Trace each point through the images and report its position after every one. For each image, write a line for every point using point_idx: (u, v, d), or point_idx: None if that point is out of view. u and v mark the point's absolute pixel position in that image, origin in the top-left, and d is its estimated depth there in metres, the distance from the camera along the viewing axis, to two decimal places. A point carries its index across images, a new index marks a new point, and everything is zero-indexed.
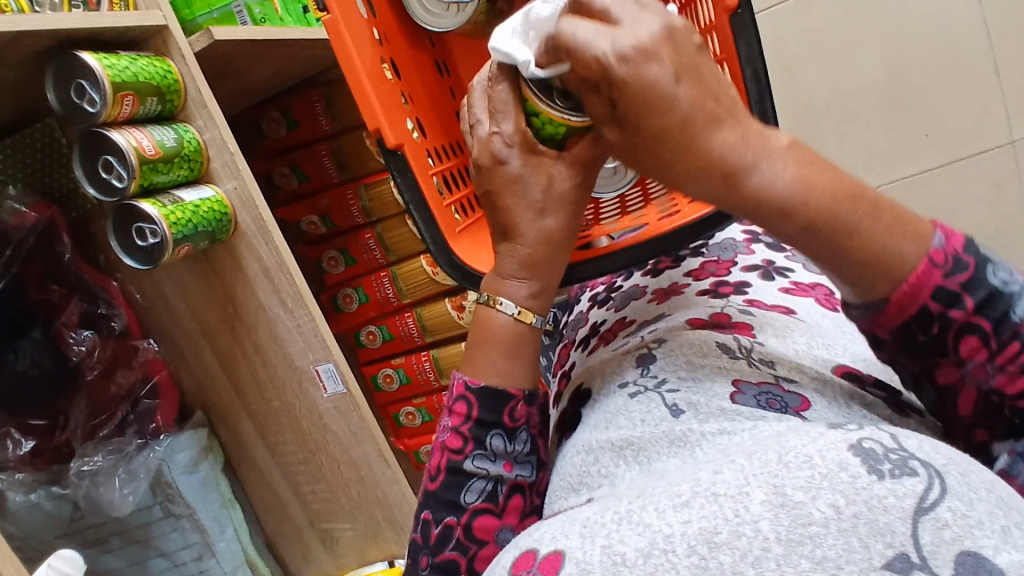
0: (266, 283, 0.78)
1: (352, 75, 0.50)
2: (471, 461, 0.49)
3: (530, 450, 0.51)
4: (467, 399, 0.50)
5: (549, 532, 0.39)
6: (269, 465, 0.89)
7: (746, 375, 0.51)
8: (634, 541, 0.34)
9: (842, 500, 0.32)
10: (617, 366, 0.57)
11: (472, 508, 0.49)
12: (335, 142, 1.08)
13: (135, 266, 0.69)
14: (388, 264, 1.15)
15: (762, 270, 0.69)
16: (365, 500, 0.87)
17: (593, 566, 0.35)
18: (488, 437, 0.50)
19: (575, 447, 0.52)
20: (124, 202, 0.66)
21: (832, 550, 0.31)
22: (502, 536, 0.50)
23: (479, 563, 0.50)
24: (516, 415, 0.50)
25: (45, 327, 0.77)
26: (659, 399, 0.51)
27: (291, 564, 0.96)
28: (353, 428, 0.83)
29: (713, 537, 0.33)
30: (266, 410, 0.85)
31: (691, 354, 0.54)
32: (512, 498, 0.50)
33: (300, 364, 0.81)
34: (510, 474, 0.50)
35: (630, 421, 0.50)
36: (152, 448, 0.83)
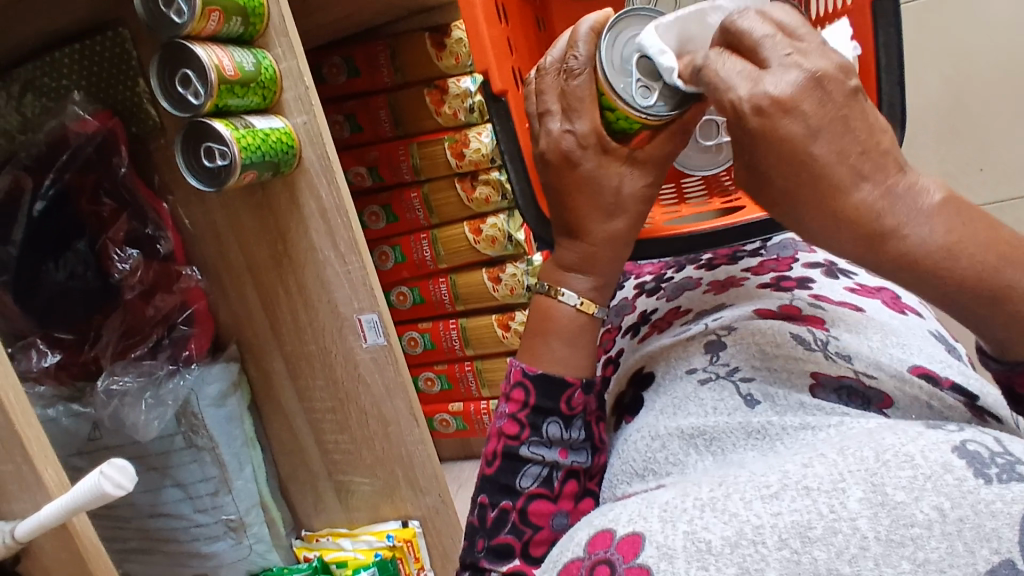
0: (321, 224, 0.76)
1: (468, 12, 0.48)
2: (526, 447, 0.46)
3: (588, 435, 0.48)
4: (523, 386, 0.47)
5: (625, 514, 0.38)
6: (294, 409, 0.88)
7: (824, 368, 0.49)
8: (720, 530, 0.34)
9: (947, 503, 0.31)
10: (683, 352, 0.56)
11: (527, 493, 0.46)
12: (394, 96, 1.07)
13: (199, 187, 0.68)
14: (429, 226, 1.13)
15: (824, 269, 0.67)
16: (388, 457, 0.86)
17: (677, 552, 0.34)
18: (544, 423, 0.46)
19: (640, 430, 0.51)
20: (197, 120, 0.64)
21: (935, 553, 0.30)
22: (558, 521, 0.47)
23: (534, 549, 0.46)
24: (573, 403, 0.47)
25: (91, 240, 0.77)
26: (732, 388, 0.50)
27: (301, 512, 0.95)
28: (388, 382, 0.81)
29: (807, 532, 0.32)
30: (301, 353, 0.84)
31: (763, 343, 0.52)
32: (567, 484, 0.47)
33: (343, 310, 0.79)
34: (565, 461, 0.47)
35: (700, 408, 0.50)
36: (182, 376, 0.82)
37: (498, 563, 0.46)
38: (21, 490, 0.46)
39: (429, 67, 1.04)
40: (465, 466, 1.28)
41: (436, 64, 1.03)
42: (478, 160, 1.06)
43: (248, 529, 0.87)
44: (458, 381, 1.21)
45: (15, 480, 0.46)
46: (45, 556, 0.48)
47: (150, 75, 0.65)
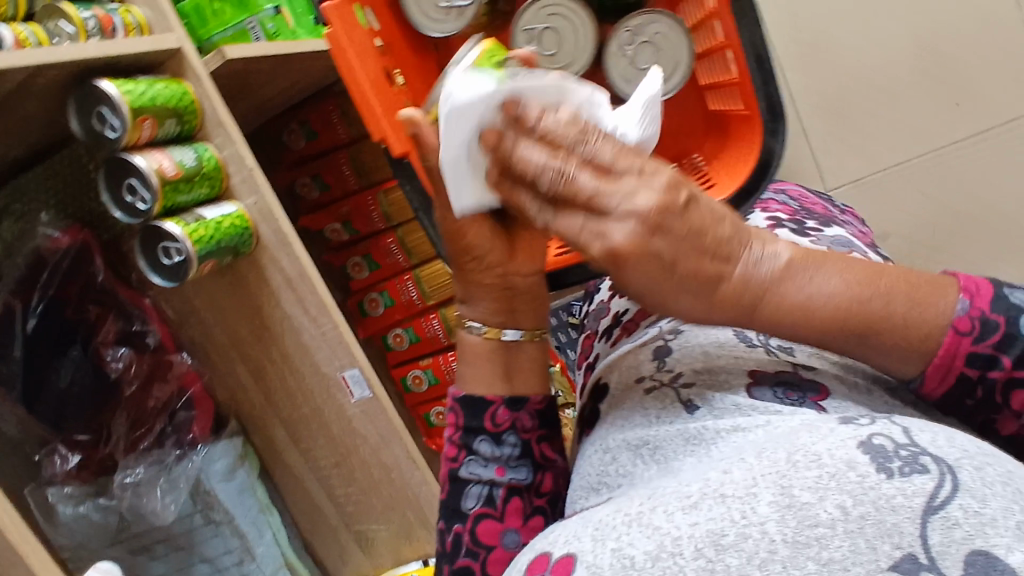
0: (290, 293, 0.80)
1: (356, 86, 0.51)
2: (465, 468, 0.48)
3: (524, 450, 0.48)
4: (453, 409, 0.49)
5: (563, 535, 0.37)
6: (303, 469, 0.91)
7: (764, 365, 0.46)
8: (643, 544, 0.33)
9: (850, 500, 0.30)
10: (633, 360, 0.52)
11: (474, 513, 0.47)
12: (354, 150, 1.10)
13: (163, 283, 0.72)
14: (410, 267, 1.16)
15: (786, 249, 0.67)
16: (396, 500, 0.88)
17: (604, 570, 0.33)
18: (475, 442, 0.48)
19: (592, 445, 0.48)
20: (150, 223, 0.68)
21: (839, 552, 0.29)
22: (508, 539, 0.46)
23: (493, 569, 0.46)
24: (498, 419, 0.48)
25: (83, 346, 0.81)
26: (673, 395, 0.46)
27: (331, 566, 0.98)
28: (381, 429, 0.84)
29: (720, 540, 0.31)
30: (297, 416, 0.87)
31: (705, 344, 0.49)
32: (510, 502, 0.47)
33: (327, 370, 0.82)
34: (504, 478, 0.47)
35: (645, 418, 0.46)
36: (190, 458, 0.86)
37: None
38: None
39: None
40: None
41: None
42: None
43: None
44: None
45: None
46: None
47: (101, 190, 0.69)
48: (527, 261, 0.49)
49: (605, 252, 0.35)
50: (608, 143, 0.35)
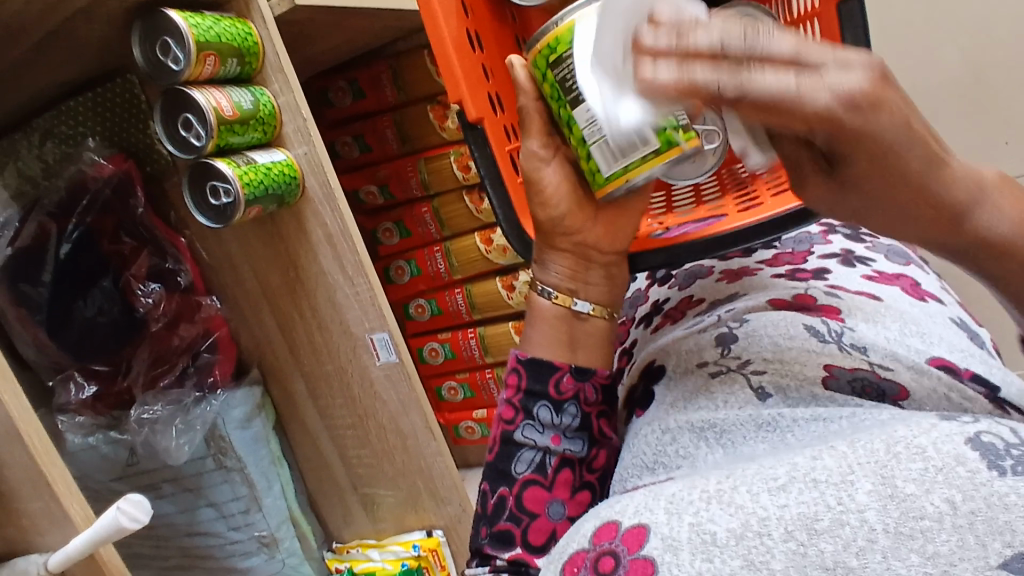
0: (329, 249, 0.79)
1: (439, 45, 0.50)
2: (520, 432, 0.51)
3: (580, 425, 0.52)
4: (517, 371, 0.53)
5: (631, 506, 0.42)
6: (317, 426, 0.91)
7: (838, 362, 0.51)
8: (726, 522, 0.37)
9: (959, 496, 0.33)
10: (695, 345, 0.57)
11: (522, 479, 0.51)
12: (399, 113, 1.09)
13: (208, 224, 0.71)
14: (441, 239, 1.15)
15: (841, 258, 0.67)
16: (408, 469, 0.88)
17: (681, 545, 0.38)
18: (535, 411, 0.51)
19: (651, 425, 0.53)
20: (201, 160, 0.67)
21: (946, 546, 0.33)
22: (552, 509, 0.50)
23: (533, 538, 0.50)
24: (562, 388, 0.51)
25: (115, 277, 0.80)
26: (743, 381, 0.52)
27: (333, 526, 0.98)
28: (403, 397, 0.84)
29: (814, 524, 0.35)
30: (320, 372, 0.87)
31: (776, 337, 0.54)
32: (560, 472, 0.51)
33: (356, 330, 0.82)
34: (558, 447, 0.51)
35: (711, 402, 0.51)
36: (210, 401, 0.86)
37: (502, 550, 0.50)
38: (51, 527, 0.50)
39: (430, 82, 1.06)
40: None
41: (436, 80, 1.05)
42: None
43: (280, 544, 0.90)
44: (481, 388, 1.22)
45: (44, 517, 0.50)
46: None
47: (155, 121, 0.68)
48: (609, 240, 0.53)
49: (838, 105, 0.30)
50: (784, 35, 0.30)
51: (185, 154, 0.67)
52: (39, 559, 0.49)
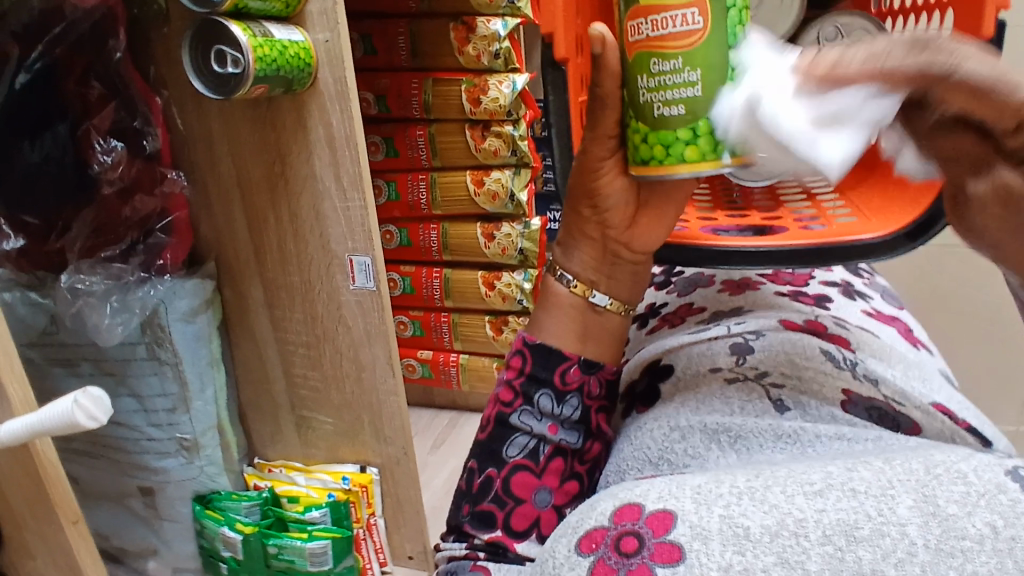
0: (326, 152, 0.72)
1: None
2: (518, 415, 0.47)
3: (579, 416, 0.47)
4: (521, 354, 0.48)
5: (655, 490, 0.35)
6: (266, 338, 0.84)
7: (855, 388, 0.49)
8: (760, 517, 0.30)
9: (1002, 521, 0.28)
10: (707, 349, 0.54)
11: (514, 461, 0.46)
12: (417, 24, 1.00)
13: (203, 94, 0.63)
14: (429, 168, 1.09)
15: (842, 290, 0.71)
16: (356, 401, 0.83)
17: (711, 534, 0.30)
18: (534, 398, 0.47)
19: (657, 420, 0.50)
20: (213, 18, 0.58)
21: (986, 567, 0.27)
22: (539, 496, 0.45)
23: (516, 524, 0.45)
24: (568, 378, 0.47)
25: (72, 125, 0.68)
26: (761, 392, 0.49)
27: (258, 442, 0.92)
28: (369, 328, 0.78)
29: (853, 531, 0.29)
30: (282, 282, 0.80)
31: (793, 355, 0.51)
32: (553, 461, 0.46)
33: (335, 248, 0.76)
34: (554, 437, 0.46)
35: (725, 406, 0.49)
36: (152, 286, 0.77)
37: (481, 530, 0.45)
38: None
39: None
40: (424, 414, 1.26)
41: None
42: (494, 110, 1.01)
43: (201, 450, 0.83)
44: (433, 330, 1.19)
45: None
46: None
47: None
48: (645, 241, 0.47)
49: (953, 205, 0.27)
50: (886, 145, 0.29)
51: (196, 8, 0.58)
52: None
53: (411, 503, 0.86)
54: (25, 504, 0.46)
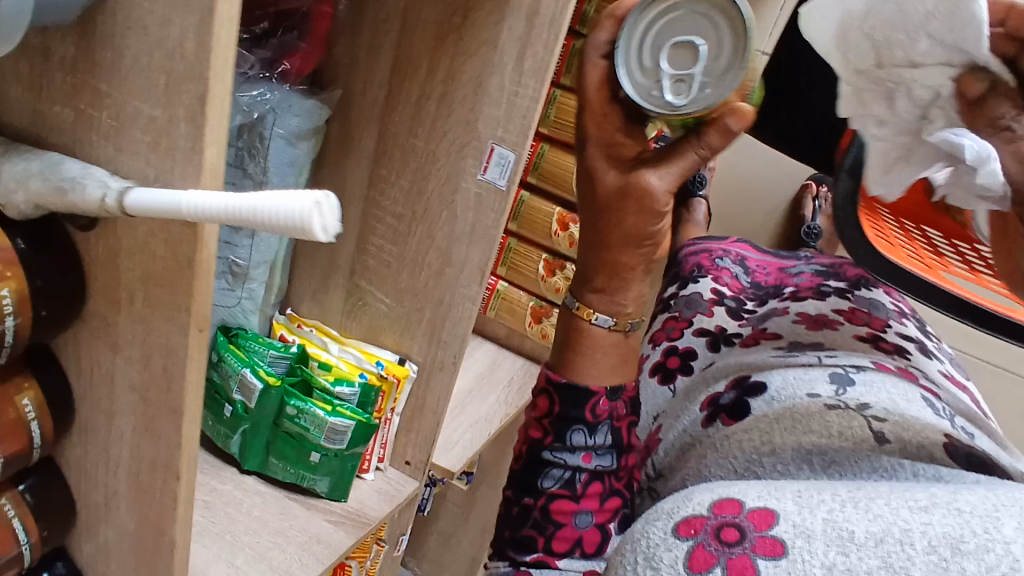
0: (521, 25, 0.63)
1: None
2: (549, 451, 0.61)
3: (610, 442, 0.62)
4: (554, 395, 0.61)
5: (754, 492, 0.48)
6: (355, 193, 0.76)
7: (899, 418, 0.60)
8: (859, 528, 0.41)
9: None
10: (801, 377, 0.69)
11: (550, 492, 0.61)
12: None
13: None
14: (555, 82, 1.01)
15: (913, 346, 0.78)
16: (425, 292, 0.77)
17: (818, 532, 0.42)
18: (570, 429, 0.61)
19: (748, 434, 0.65)
20: None
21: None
22: (580, 518, 0.60)
23: (557, 543, 0.60)
24: (596, 412, 0.60)
25: None
26: (860, 422, 0.60)
27: (294, 293, 0.85)
28: (476, 226, 0.72)
29: (954, 546, 0.38)
30: (402, 141, 0.72)
31: (884, 398, 0.63)
32: (590, 485, 0.61)
33: (480, 129, 0.68)
34: (587, 464, 0.61)
35: (823, 429, 0.61)
36: (269, 89, 0.68)
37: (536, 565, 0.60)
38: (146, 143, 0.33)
39: None
40: None
41: None
42: None
43: (247, 280, 0.76)
44: None
45: (148, 137, 0.33)
46: (122, 242, 0.36)
47: None
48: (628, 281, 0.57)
49: None
50: None
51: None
52: (106, 180, 0.33)
53: (433, 408, 0.83)
54: (140, 287, 0.37)
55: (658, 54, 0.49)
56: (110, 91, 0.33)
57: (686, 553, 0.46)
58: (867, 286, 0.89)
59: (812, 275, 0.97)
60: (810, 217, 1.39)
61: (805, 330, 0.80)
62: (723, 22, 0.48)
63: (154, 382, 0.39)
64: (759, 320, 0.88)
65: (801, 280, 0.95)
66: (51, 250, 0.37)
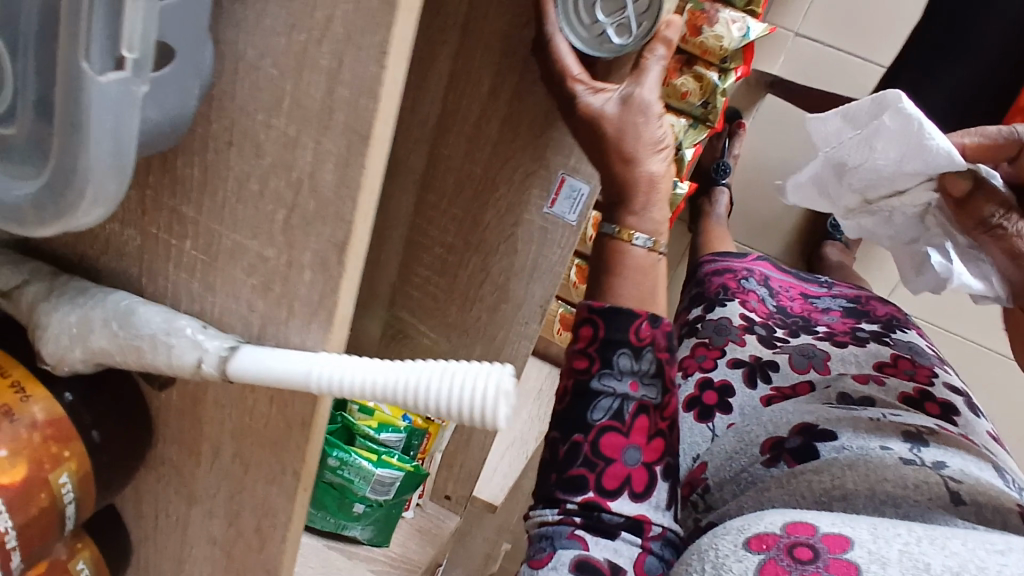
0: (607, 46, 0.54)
1: None
2: (599, 379, 0.59)
3: (656, 370, 0.60)
4: (597, 322, 0.60)
5: (829, 520, 0.47)
6: (400, 219, 0.68)
7: (971, 480, 0.52)
8: (939, 560, 0.41)
9: None
10: (861, 420, 0.61)
11: (599, 425, 0.59)
12: None
13: None
14: None
15: (963, 402, 0.70)
16: (477, 329, 0.70)
17: (890, 562, 0.42)
18: (616, 352, 0.59)
19: (816, 474, 0.56)
20: None
21: None
22: (628, 452, 0.58)
23: (607, 481, 0.58)
24: (641, 335, 0.60)
25: None
26: (934, 474, 0.53)
27: None
28: (538, 261, 0.65)
29: None
30: (457, 166, 0.63)
31: (956, 458, 0.56)
32: (636, 418, 0.59)
33: (549, 157, 0.60)
34: (633, 393, 0.59)
35: (898, 477, 0.53)
36: None
37: (573, 492, 0.58)
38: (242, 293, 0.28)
39: None
40: None
41: None
42: (709, 48, 0.90)
43: None
44: None
45: (255, 280, 0.28)
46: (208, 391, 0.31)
47: None
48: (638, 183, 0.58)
49: None
50: None
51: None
52: (198, 339, 0.27)
53: (478, 447, 0.77)
54: (229, 442, 0.32)
55: (594, 11, 0.47)
56: (200, 218, 0.28)
57: (756, 565, 0.45)
58: (902, 329, 0.86)
59: (841, 311, 0.92)
60: None
61: (854, 381, 0.71)
62: None
63: (243, 539, 0.34)
64: (798, 354, 0.79)
65: (831, 317, 0.90)
66: (111, 389, 0.31)
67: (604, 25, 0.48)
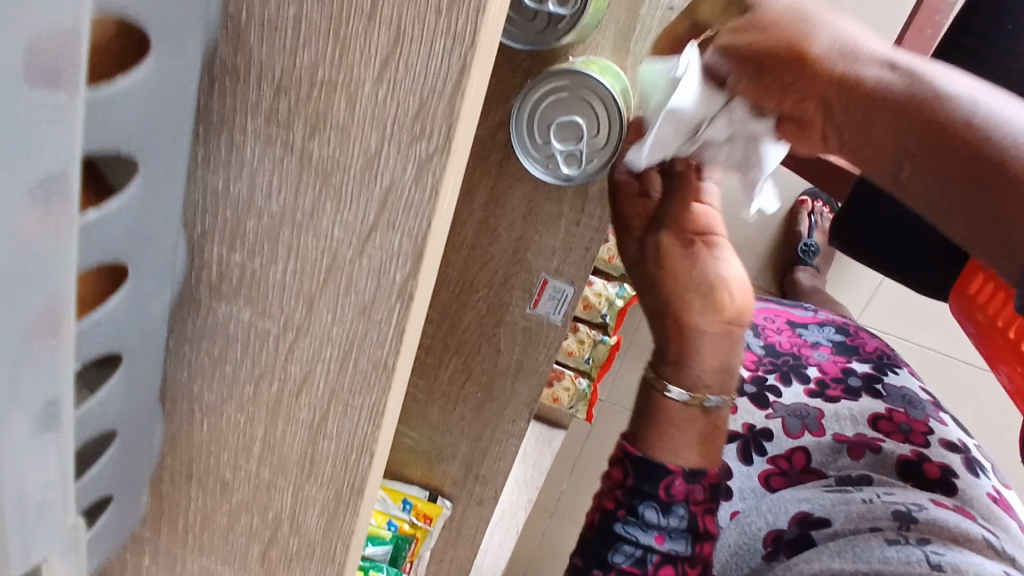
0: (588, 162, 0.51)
1: None
2: (623, 524, 0.53)
3: (687, 525, 0.54)
4: (622, 466, 0.53)
5: None
6: None
7: (954, 556, 0.51)
8: None
9: None
10: (849, 504, 0.61)
11: (619, 570, 0.54)
12: None
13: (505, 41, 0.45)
14: None
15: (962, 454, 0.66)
16: (460, 428, 0.67)
17: None
18: (642, 504, 0.53)
19: (809, 562, 0.57)
20: None
21: None
22: None
23: None
24: (672, 492, 0.52)
25: None
26: (919, 552, 0.52)
27: None
28: (523, 360, 0.61)
29: None
30: None
31: (946, 532, 0.55)
32: (662, 568, 0.53)
33: (531, 261, 0.56)
34: (660, 547, 0.53)
35: (880, 558, 0.53)
36: None
37: None
38: None
39: None
40: None
41: None
42: None
43: None
44: None
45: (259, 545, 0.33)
46: None
47: None
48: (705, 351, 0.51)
49: None
50: None
51: (522, 16, 0.44)
52: None
53: (469, 537, 0.74)
54: None
55: (548, 131, 0.47)
56: None
57: None
58: (894, 368, 0.78)
59: (831, 347, 0.84)
60: (806, 232, 1.35)
61: (848, 454, 0.68)
62: (597, 101, 0.44)
63: None
64: (791, 415, 0.74)
65: (821, 354, 0.82)
66: None
67: (556, 149, 0.48)
